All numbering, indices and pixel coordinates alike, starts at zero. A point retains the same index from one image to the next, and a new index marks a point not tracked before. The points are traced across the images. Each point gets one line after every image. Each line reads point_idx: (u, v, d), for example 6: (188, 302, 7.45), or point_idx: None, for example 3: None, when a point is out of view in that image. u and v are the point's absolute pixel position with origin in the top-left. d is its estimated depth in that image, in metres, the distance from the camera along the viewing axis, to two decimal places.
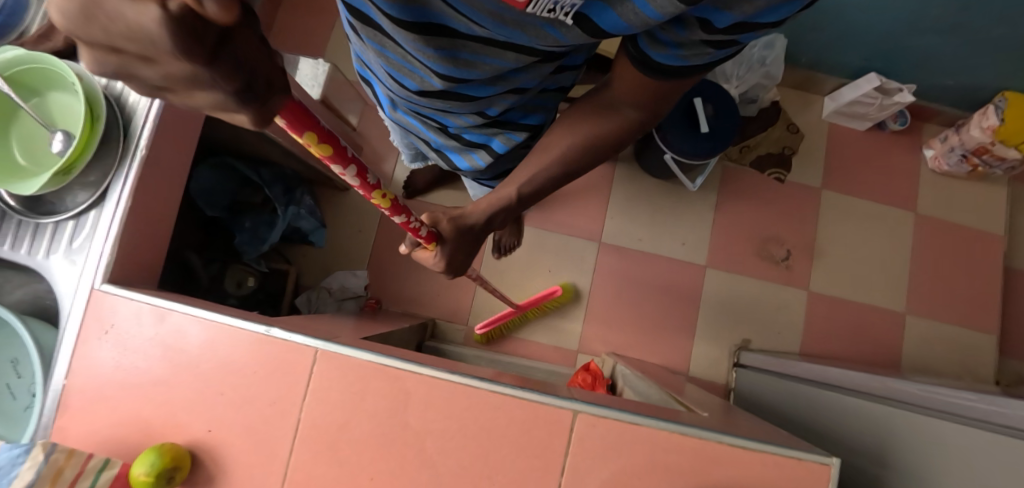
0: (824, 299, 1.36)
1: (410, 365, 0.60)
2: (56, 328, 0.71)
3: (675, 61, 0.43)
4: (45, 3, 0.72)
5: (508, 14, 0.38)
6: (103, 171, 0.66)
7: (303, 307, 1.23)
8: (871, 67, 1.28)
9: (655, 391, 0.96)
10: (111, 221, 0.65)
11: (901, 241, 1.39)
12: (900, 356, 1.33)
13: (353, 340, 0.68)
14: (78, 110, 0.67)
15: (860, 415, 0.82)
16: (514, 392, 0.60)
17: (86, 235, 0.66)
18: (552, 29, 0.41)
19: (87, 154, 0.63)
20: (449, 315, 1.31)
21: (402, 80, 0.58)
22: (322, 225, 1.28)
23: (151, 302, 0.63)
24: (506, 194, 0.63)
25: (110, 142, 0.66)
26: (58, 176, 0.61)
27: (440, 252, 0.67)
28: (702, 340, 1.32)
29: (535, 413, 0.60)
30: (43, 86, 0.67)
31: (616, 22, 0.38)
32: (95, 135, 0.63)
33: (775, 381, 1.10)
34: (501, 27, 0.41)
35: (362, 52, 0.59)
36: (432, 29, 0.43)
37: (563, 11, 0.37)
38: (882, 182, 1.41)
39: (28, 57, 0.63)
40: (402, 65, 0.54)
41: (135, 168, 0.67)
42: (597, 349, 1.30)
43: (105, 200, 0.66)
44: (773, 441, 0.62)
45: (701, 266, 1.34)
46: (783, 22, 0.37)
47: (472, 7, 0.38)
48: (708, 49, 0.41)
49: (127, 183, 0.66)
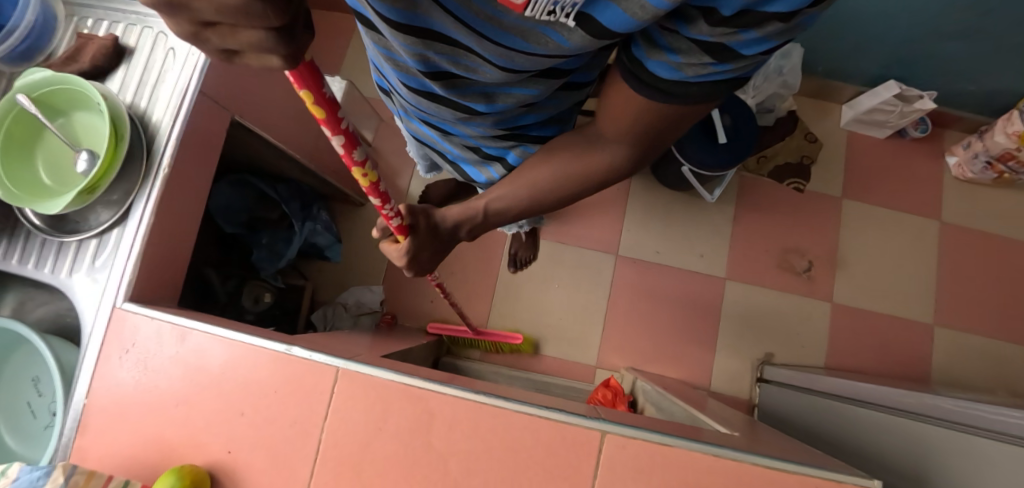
0: (849, 311, 1.32)
1: (434, 385, 0.59)
2: (79, 347, 0.70)
3: (668, 72, 0.39)
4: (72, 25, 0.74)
5: (508, 18, 0.37)
6: (125, 190, 0.66)
7: (319, 323, 1.22)
8: (889, 75, 1.26)
9: (679, 408, 0.93)
10: (134, 239, 0.65)
11: (927, 251, 1.35)
12: (930, 369, 1.29)
13: (374, 358, 0.67)
14: (101, 129, 0.67)
15: (895, 433, 0.78)
16: (539, 412, 0.58)
17: (108, 254, 0.66)
18: (555, 34, 0.40)
19: (110, 174, 0.64)
20: None
21: (409, 86, 0.59)
22: (338, 240, 1.28)
23: (172, 320, 0.62)
24: (477, 207, 0.65)
25: (135, 159, 0.66)
26: (81, 195, 0.62)
27: (407, 244, 0.65)
28: (724, 354, 1.29)
29: (562, 433, 0.58)
30: (67, 106, 0.68)
31: (622, 20, 0.34)
32: (118, 155, 0.64)
33: (804, 398, 1.06)
34: (503, 35, 0.40)
35: (372, 58, 0.60)
36: (430, 33, 0.43)
37: (564, 12, 0.36)
38: (905, 190, 1.38)
39: (53, 79, 0.64)
40: (409, 72, 0.54)
41: (157, 187, 0.66)
42: (616, 364, 1.27)
43: (127, 219, 0.66)
44: (810, 463, 0.60)
45: (720, 278, 1.31)
46: (798, 15, 0.30)
47: (472, 12, 0.38)
48: (704, 57, 0.36)
49: (149, 202, 0.66)
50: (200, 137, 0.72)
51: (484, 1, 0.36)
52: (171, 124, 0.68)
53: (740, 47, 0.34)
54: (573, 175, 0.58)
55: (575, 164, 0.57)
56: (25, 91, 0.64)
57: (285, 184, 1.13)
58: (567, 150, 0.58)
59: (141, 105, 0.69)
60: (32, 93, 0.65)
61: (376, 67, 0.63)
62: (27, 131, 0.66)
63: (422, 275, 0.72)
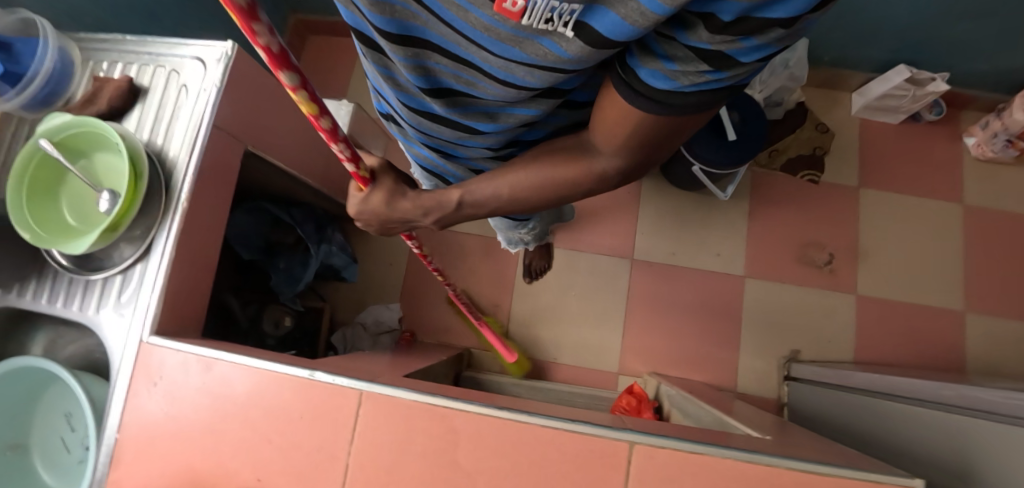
0: (875, 302, 1.28)
1: (457, 403, 0.58)
2: (108, 381, 0.72)
3: (665, 82, 0.37)
4: (87, 67, 0.77)
5: (504, 28, 0.37)
6: (147, 225, 0.68)
7: (338, 345, 1.23)
8: (898, 60, 1.24)
9: (707, 413, 0.91)
10: (157, 273, 0.67)
11: (951, 236, 1.31)
12: (965, 358, 1.24)
13: (396, 378, 0.67)
14: (121, 168, 0.69)
15: (932, 426, 0.76)
16: (565, 425, 0.57)
17: (133, 289, 0.67)
18: (553, 46, 0.38)
19: (132, 212, 0.65)
20: (483, 344, 1.28)
21: (409, 106, 0.60)
22: (354, 261, 1.28)
23: (197, 352, 0.63)
24: (446, 197, 0.66)
25: (154, 195, 0.68)
26: (105, 233, 0.63)
27: (368, 195, 0.67)
28: (748, 354, 1.26)
29: (589, 446, 0.57)
30: (88, 148, 0.70)
31: (622, 28, 0.33)
32: (139, 192, 0.65)
33: (834, 395, 1.03)
34: (500, 47, 0.40)
35: (373, 82, 0.61)
36: (427, 47, 0.44)
37: (562, 20, 0.35)
38: (924, 176, 1.34)
39: (74, 122, 0.66)
40: (409, 92, 0.55)
41: (177, 221, 0.68)
42: (638, 369, 1.25)
43: (149, 254, 0.68)
44: (847, 464, 0.58)
45: (739, 276, 1.29)
46: (798, 20, 0.29)
47: (470, 23, 0.37)
48: (702, 65, 0.34)
49: (169, 236, 0.68)
50: (216, 170, 0.73)
51: (480, 10, 0.35)
52: (188, 161, 0.69)
53: (738, 55, 0.33)
54: (559, 180, 0.57)
55: (562, 169, 0.56)
56: (47, 135, 0.66)
57: (299, 208, 1.13)
58: (554, 154, 0.58)
59: (158, 141, 0.71)
60: (55, 136, 0.67)
61: (379, 93, 0.64)
62: (50, 174, 0.68)
63: (378, 232, 0.75)
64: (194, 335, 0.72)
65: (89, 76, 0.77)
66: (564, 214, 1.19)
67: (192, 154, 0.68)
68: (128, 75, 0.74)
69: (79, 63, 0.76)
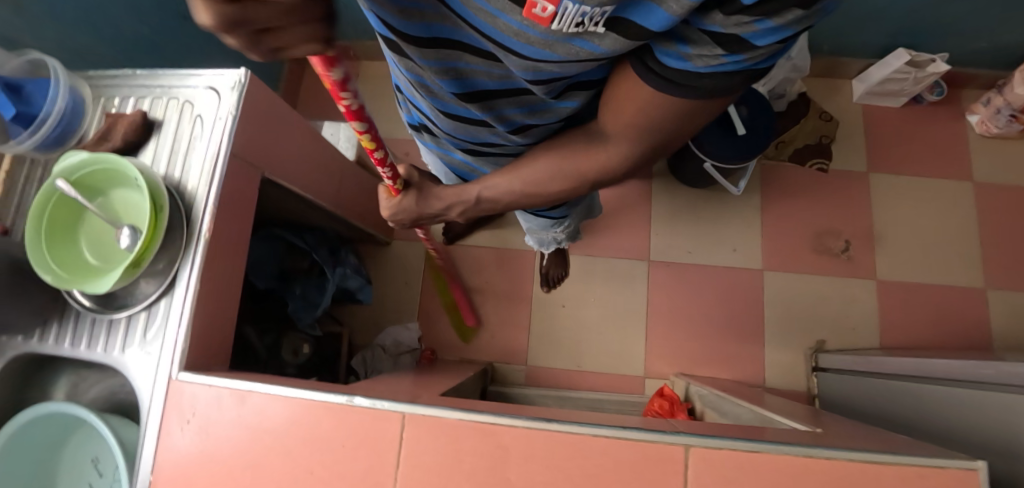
0: (895, 286, 1.28)
1: (505, 419, 0.57)
2: (136, 423, 0.70)
3: (677, 63, 0.37)
4: (99, 104, 0.76)
5: (534, 33, 0.35)
6: (169, 258, 0.66)
7: (359, 369, 1.21)
8: (895, 44, 1.25)
9: (745, 410, 0.88)
10: (183, 307, 0.65)
11: (965, 214, 1.31)
12: (992, 335, 1.23)
13: (434, 398, 0.65)
14: (141, 203, 0.68)
15: (969, 405, 0.74)
16: (618, 433, 0.56)
17: (159, 325, 0.65)
18: (587, 43, 0.37)
19: (155, 245, 0.64)
20: (505, 357, 1.27)
21: (439, 109, 0.59)
22: (367, 282, 1.27)
23: (230, 385, 0.61)
24: (468, 194, 0.69)
25: (176, 228, 0.67)
26: (129, 270, 0.61)
27: (401, 200, 0.73)
28: (773, 347, 1.25)
29: (644, 453, 0.55)
30: (106, 185, 0.69)
31: (658, 18, 0.32)
32: (161, 225, 0.64)
33: (867, 382, 1.01)
34: (530, 51, 0.38)
35: (401, 88, 0.61)
36: (461, 49, 0.43)
37: (593, 21, 0.33)
38: (931, 156, 1.35)
39: (91, 159, 0.65)
40: (439, 96, 0.55)
41: (200, 252, 0.67)
42: (664, 371, 1.23)
43: (174, 288, 0.66)
44: (907, 451, 0.56)
45: (757, 270, 1.29)
46: (818, 2, 0.29)
47: (496, 27, 0.36)
48: (716, 47, 0.34)
49: (193, 268, 0.66)
50: (235, 198, 0.72)
51: (508, 15, 0.34)
52: (208, 191, 0.68)
53: (754, 39, 0.32)
54: (572, 171, 0.58)
55: (577, 159, 0.56)
56: (65, 174, 0.65)
57: (312, 232, 1.13)
58: (568, 144, 0.57)
59: (176, 175, 0.70)
60: (72, 175, 0.66)
61: (410, 101, 0.64)
62: (68, 213, 0.67)
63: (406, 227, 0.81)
64: (222, 368, 0.71)
65: (102, 112, 0.76)
66: (593, 213, 1.13)
67: (213, 183, 0.67)
68: (141, 109, 0.73)
69: (91, 100, 0.76)
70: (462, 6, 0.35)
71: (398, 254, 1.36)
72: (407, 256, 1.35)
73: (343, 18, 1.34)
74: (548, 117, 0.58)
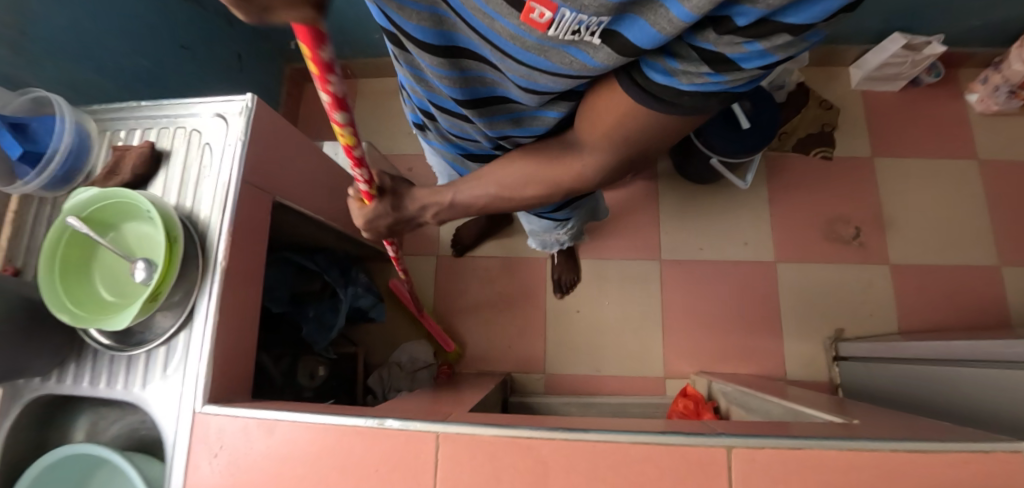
0: (909, 269, 1.27)
1: (541, 432, 0.56)
2: (160, 460, 0.68)
3: (663, 78, 0.36)
4: (105, 139, 0.76)
5: (528, 37, 0.35)
6: (186, 289, 0.65)
7: (377, 388, 1.20)
8: (889, 29, 1.26)
9: (775, 406, 0.86)
10: (203, 339, 0.64)
11: (972, 193, 1.31)
12: (1010, 312, 1.22)
13: (464, 415, 0.64)
14: (155, 236, 0.67)
15: (993, 383, 0.74)
16: (658, 439, 0.55)
17: (179, 359, 0.64)
18: (581, 54, 0.37)
19: (170, 278, 0.62)
20: (522, 366, 1.25)
21: (437, 108, 0.60)
22: (380, 300, 1.26)
23: (257, 415, 0.60)
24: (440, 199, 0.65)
25: (191, 258, 0.66)
26: (147, 303, 0.60)
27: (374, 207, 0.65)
28: (792, 339, 1.24)
29: (686, 458, 0.54)
30: (119, 220, 0.68)
31: (649, 37, 0.32)
32: (176, 256, 0.63)
33: (892, 368, 1.00)
34: (524, 54, 0.38)
35: (404, 82, 0.62)
36: (451, 50, 0.44)
37: (590, 31, 0.33)
38: (933, 137, 1.35)
39: (102, 194, 0.64)
40: (435, 96, 0.56)
41: (217, 282, 0.66)
42: (684, 370, 1.22)
43: (192, 319, 0.65)
44: (952, 437, 0.55)
45: (769, 262, 1.28)
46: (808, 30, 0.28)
47: (495, 30, 0.36)
48: (703, 65, 0.33)
49: (211, 298, 0.65)
50: (249, 224, 0.71)
51: (506, 18, 0.34)
52: (221, 220, 0.67)
53: (743, 61, 0.32)
54: (546, 178, 0.56)
55: (547, 168, 0.56)
56: (76, 212, 0.64)
57: (322, 253, 1.12)
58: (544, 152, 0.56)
59: (187, 204, 0.69)
60: (83, 212, 0.65)
61: (414, 100, 0.65)
62: (81, 251, 0.66)
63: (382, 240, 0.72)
64: (245, 399, 0.69)
65: (109, 146, 0.75)
66: (598, 213, 1.13)
67: (225, 214, 0.66)
68: (148, 141, 0.72)
69: (97, 134, 0.75)
70: (463, 7, 0.35)
71: (408, 269, 1.35)
72: (416, 271, 1.34)
73: (338, 38, 1.34)
74: (532, 129, 0.58)
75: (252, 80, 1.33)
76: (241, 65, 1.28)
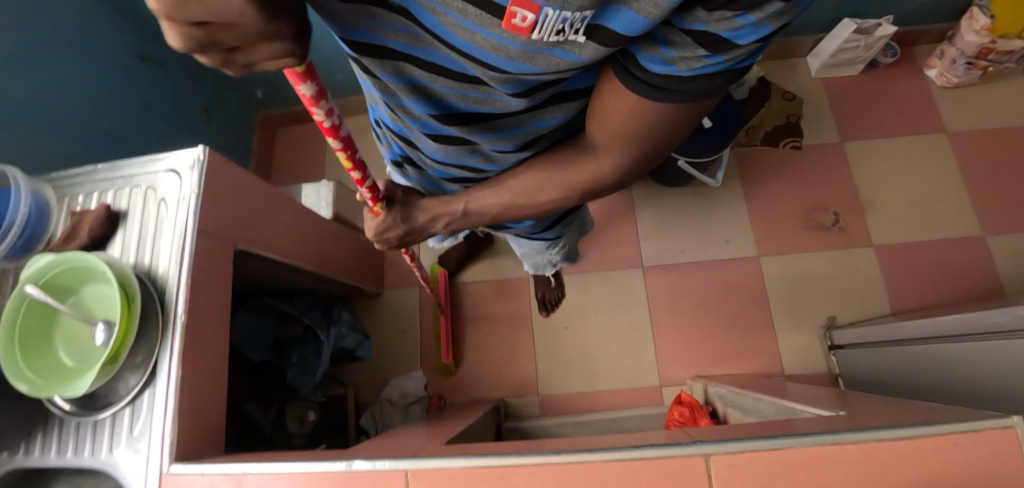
0: (894, 249, 1.26)
1: (513, 458, 0.54)
2: None
3: (663, 67, 0.35)
4: (65, 204, 0.76)
5: (515, 46, 0.33)
6: (148, 347, 0.64)
7: (369, 427, 1.17)
8: (840, 16, 1.28)
9: (767, 405, 0.84)
10: (167, 396, 0.63)
11: (946, 166, 1.31)
12: (1001, 282, 1.20)
13: (441, 447, 0.62)
14: (112, 295, 0.66)
15: (991, 356, 0.71)
16: (633, 453, 0.53)
17: (144, 419, 0.63)
18: (567, 54, 0.35)
19: (130, 337, 0.62)
20: (516, 389, 1.23)
21: (418, 131, 0.59)
22: (366, 337, 1.24)
23: (224, 469, 0.58)
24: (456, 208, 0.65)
25: (151, 314, 0.65)
26: (106, 365, 0.60)
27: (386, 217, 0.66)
28: (785, 333, 1.22)
29: (665, 470, 0.52)
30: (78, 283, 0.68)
31: (631, 24, 0.31)
32: (134, 314, 0.63)
33: (886, 352, 0.98)
34: (511, 63, 0.36)
35: (378, 108, 0.61)
36: (430, 69, 0.42)
37: (574, 29, 0.31)
38: (900, 116, 1.36)
39: (58, 260, 0.65)
40: (415, 118, 0.55)
41: (178, 336, 0.65)
42: (679, 376, 1.20)
43: (155, 378, 0.64)
44: (937, 419, 0.53)
45: (753, 257, 1.27)
46: None
47: (476, 44, 0.34)
48: (700, 49, 0.32)
49: (173, 354, 0.64)
50: (210, 273, 0.71)
51: (489, 30, 0.31)
52: (180, 274, 0.67)
53: (738, 38, 0.30)
54: (561, 182, 0.56)
55: (565, 172, 0.55)
56: (32, 280, 0.64)
57: (300, 295, 1.11)
58: (560, 158, 0.56)
59: (146, 261, 0.69)
60: (42, 279, 0.65)
61: (391, 126, 0.63)
62: (41, 318, 0.66)
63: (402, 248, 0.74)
64: (217, 453, 0.68)
65: (69, 212, 0.76)
66: (587, 227, 1.10)
67: (182, 268, 0.66)
68: (106, 202, 0.73)
69: (55, 201, 0.76)
70: (440, 24, 0.33)
71: (393, 302, 1.34)
72: (401, 303, 1.34)
73: None
74: (525, 140, 0.57)
75: (223, 132, 1.35)
76: (208, 119, 1.29)
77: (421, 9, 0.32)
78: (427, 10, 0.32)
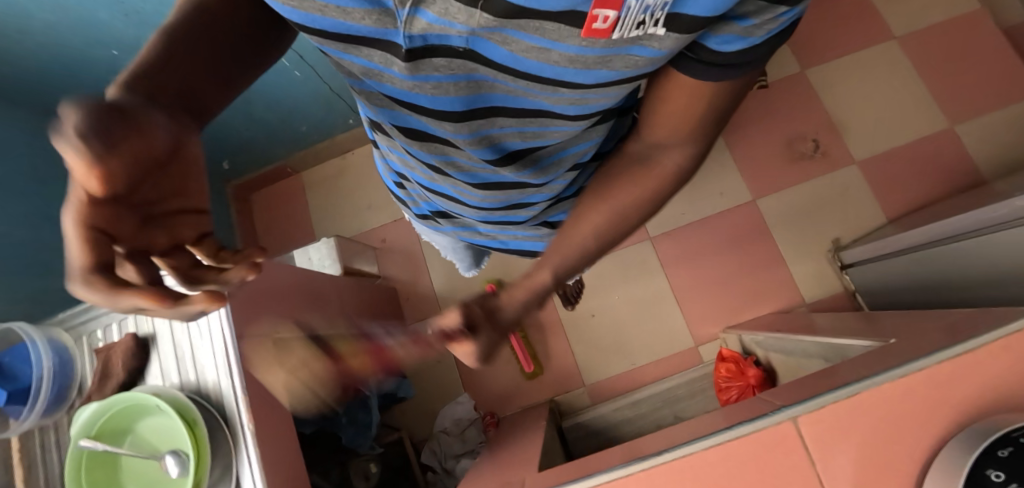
0: (875, 160, 1.31)
1: (619, 472, 0.57)
2: None
3: (738, 43, 0.36)
4: (84, 345, 0.73)
5: (588, 54, 0.35)
6: (225, 467, 0.64)
7: (433, 463, 1.18)
8: None
9: (810, 344, 0.88)
10: None
11: (902, 69, 1.36)
12: (976, 166, 1.28)
13: (540, 478, 0.64)
14: (164, 426, 0.64)
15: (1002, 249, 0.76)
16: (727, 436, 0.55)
17: None
18: (645, 50, 0.35)
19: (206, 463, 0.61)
20: (563, 386, 1.25)
21: (464, 181, 0.64)
22: (403, 376, 1.24)
23: None
24: None
25: (217, 432, 0.64)
26: None
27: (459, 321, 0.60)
28: (797, 265, 1.27)
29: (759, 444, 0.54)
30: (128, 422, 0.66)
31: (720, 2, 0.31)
32: (202, 439, 0.61)
33: (897, 262, 1.03)
34: (581, 75, 0.38)
35: (421, 175, 0.68)
36: (489, 114, 0.47)
37: (653, 19, 0.32)
38: (849, 32, 1.40)
39: (102, 407, 0.62)
40: (464, 164, 0.60)
41: (252, 447, 0.64)
42: (711, 332, 1.24)
43: None
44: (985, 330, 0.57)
45: (750, 202, 1.31)
46: None
47: (548, 61, 0.36)
48: (778, 8, 0.34)
49: (253, 466, 0.64)
50: None
51: (565, 41, 0.33)
52: (233, 385, 0.66)
53: None
54: (628, 204, 0.50)
55: (632, 185, 0.50)
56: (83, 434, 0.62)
57: None
58: (618, 174, 0.52)
59: (193, 381, 0.67)
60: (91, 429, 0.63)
61: (432, 187, 0.71)
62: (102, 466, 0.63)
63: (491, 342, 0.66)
64: None
65: (91, 351, 0.73)
66: None
67: (236, 379, 0.65)
68: (130, 332, 0.70)
69: (72, 343, 0.72)
70: (511, 53, 0.35)
71: None
72: None
73: (268, 143, 1.32)
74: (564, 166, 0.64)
75: None
76: None
77: (489, 44, 0.34)
78: (497, 44, 0.34)
